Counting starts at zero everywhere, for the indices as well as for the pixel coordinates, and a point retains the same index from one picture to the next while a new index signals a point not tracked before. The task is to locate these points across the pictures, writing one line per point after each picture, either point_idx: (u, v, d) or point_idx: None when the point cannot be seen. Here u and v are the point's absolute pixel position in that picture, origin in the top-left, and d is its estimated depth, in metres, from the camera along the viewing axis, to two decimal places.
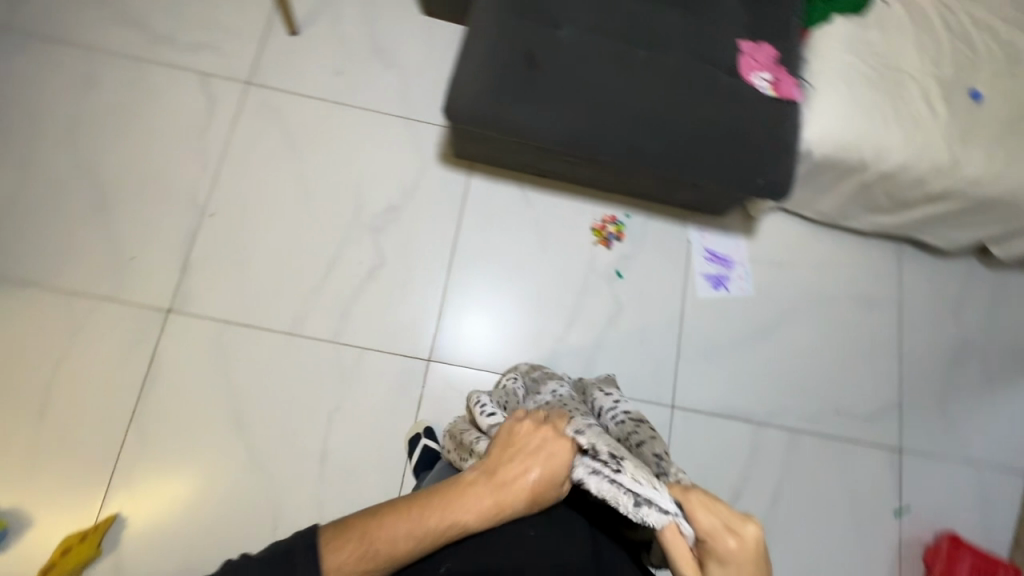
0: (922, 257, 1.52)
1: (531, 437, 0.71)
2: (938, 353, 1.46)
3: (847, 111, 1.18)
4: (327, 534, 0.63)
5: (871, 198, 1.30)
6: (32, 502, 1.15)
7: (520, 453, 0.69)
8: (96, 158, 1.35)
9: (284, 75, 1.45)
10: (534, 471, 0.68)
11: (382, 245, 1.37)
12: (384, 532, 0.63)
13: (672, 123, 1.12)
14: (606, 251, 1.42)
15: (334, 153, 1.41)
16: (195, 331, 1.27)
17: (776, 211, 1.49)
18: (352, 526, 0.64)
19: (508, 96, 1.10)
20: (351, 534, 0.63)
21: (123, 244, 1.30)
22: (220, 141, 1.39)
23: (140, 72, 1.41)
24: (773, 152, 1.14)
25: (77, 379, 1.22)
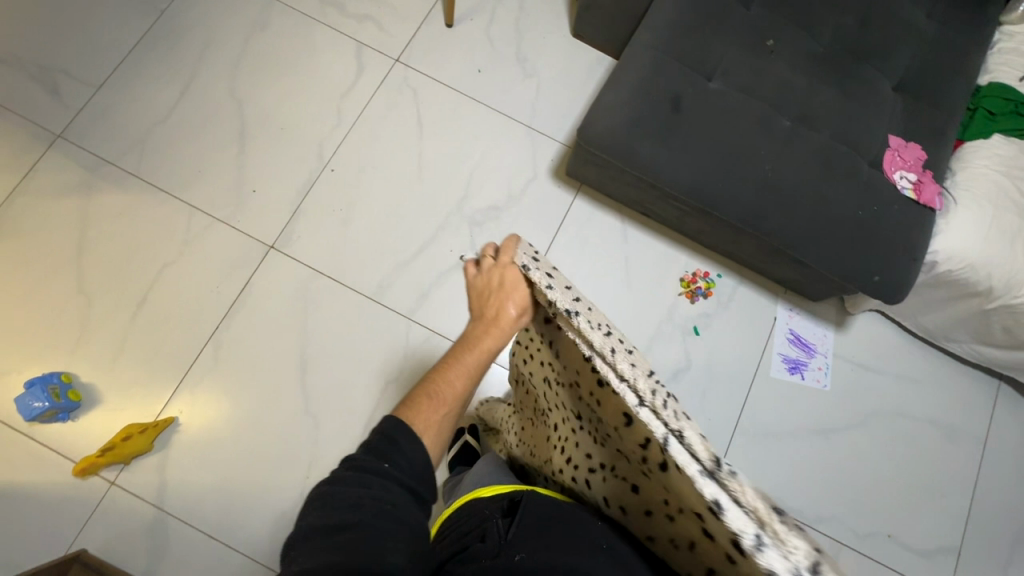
0: (1020, 402, 1.42)
1: (493, 276, 0.64)
2: (1014, 508, 1.35)
3: (987, 232, 1.13)
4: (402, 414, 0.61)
5: (985, 326, 1.23)
6: (108, 384, 1.24)
7: (493, 290, 0.64)
8: (248, 94, 1.47)
9: (430, 60, 1.53)
10: (513, 301, 0.63)
11: (477, 239, 1.40)
12: (446, 389, 0.64)
13: (800, 198, 1.10)
14: (690, 304, 1.41)
15: (455, 143, 1.47)
16: (288, 271, 1.34)
17: (873, 312, 1.43)
18: (414, 400, 0.62)
19: (644, 131, 1.11)
20: (416, 404, 0.62)
21: (249, 176, 1.40)
22: (358, 106, 1.48)
23: (307, 28, 1.53)
24: (897, 253, 1.10)
25: (177, 285, 1.31)
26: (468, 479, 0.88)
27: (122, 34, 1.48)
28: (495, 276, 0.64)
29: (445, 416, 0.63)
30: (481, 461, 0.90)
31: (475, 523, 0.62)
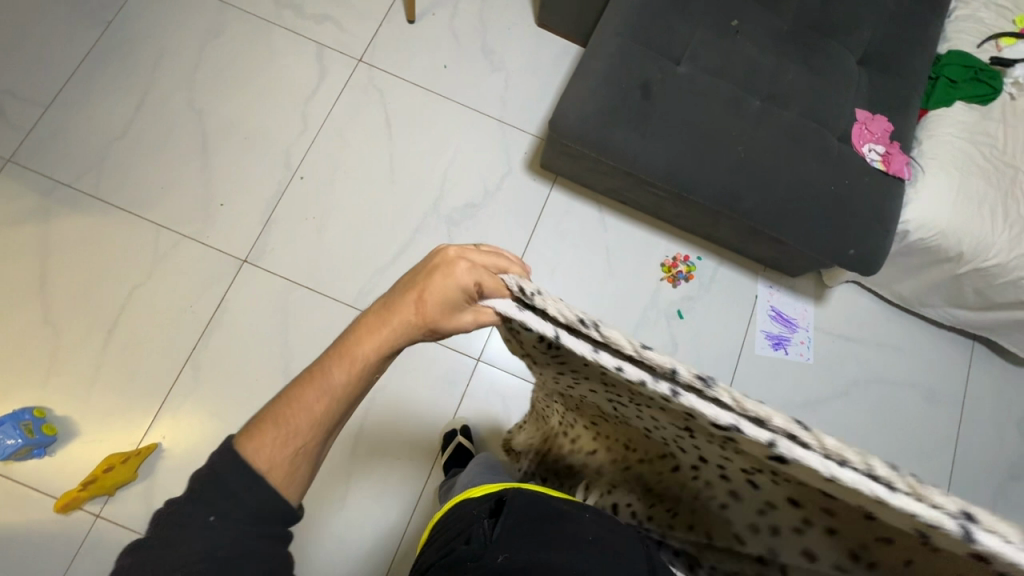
0: (994, 360, 1.46)
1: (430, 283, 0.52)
2: (994, 462, 1.40)
3: (955, 198, 1.15)
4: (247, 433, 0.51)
5: (957, 290, 1.26)
6: (84, 415, 1.20)
7: (421, 302, 0.52)
8: (207, 104, 1.42)
9: (394, 59, 1.49)
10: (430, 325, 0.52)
11: (455, 239, 1.39)
12: (302, 409, 0.52)
13: (773, 178, 1.11)
14: (672, 288, 1.41)
15: (427, 141, 1.45)
16: (263, 285, 1.31)
17: (851, 283, 1.46)
18: (264, 418, 0.52)
19: (616, 120, 1.11)
20: (268, 424, 0.52)
21: (215, 189, 1.36)
22: (323, 110, 1.44)
23: (264, 32, 1.48)
24: (870, 226, 1.11)
25: (148, 308, 1.27)
26: (460, 482, 0.88)
27: (68, 48, 1.41)
28: (433, 285, 0.51)
29: (299, 449, 0.51)
30: (478, 457, 0.89)
31: (461, 525, 0.59)
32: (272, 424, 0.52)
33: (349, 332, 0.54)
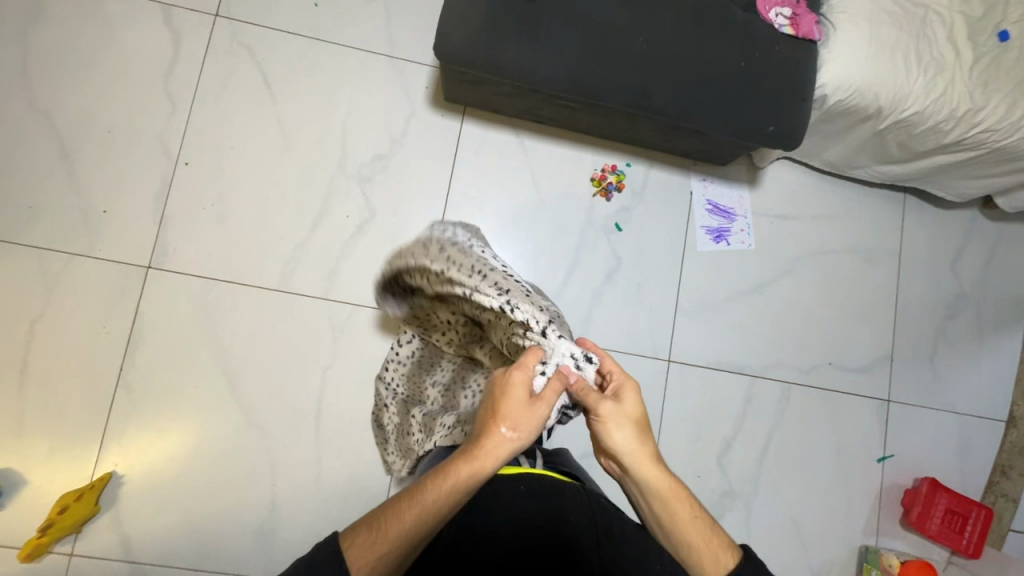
0: (925, 208, 1.49)
1: (518, 387, 0.64)
2: (932, 305, 1.46)
3: (867, 52, 1.10)
4: (359, 536, 0.58)
5: (882, 146, 1.24)
6: (23, 464, 1.13)
7: (495, 399, 0.64)
8: (52, 100, 1.24)
9: (255, 6, 1.31)
10: (529, 404, 0.63)
11: (371, 197, 1.29)
12: (396, 525, 0.59)
13: (679, 66, 1.04)
14: (605, 203, 1.37)
15: (315, 97, 1.31)
16: (177, 288, 1.22)
17: (782, 160, 1.43)
18: (361, 530, 0.59)
19: (502, 32, 1.00)
20: (378, 532, 0.59)
21: (93, 196, 1.22)
22: (190, 81, 1.28)
23: (95, 2, 1.27)
24: (786, 98, 1.06)
25: (57, 339, 1.17)
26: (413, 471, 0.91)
27: None
28: (523, 395, 0.64)
29: (387, 556, 0.58)
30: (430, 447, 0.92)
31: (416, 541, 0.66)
32: (382, 532, 0.58)
33: (457, 454, 0.62)
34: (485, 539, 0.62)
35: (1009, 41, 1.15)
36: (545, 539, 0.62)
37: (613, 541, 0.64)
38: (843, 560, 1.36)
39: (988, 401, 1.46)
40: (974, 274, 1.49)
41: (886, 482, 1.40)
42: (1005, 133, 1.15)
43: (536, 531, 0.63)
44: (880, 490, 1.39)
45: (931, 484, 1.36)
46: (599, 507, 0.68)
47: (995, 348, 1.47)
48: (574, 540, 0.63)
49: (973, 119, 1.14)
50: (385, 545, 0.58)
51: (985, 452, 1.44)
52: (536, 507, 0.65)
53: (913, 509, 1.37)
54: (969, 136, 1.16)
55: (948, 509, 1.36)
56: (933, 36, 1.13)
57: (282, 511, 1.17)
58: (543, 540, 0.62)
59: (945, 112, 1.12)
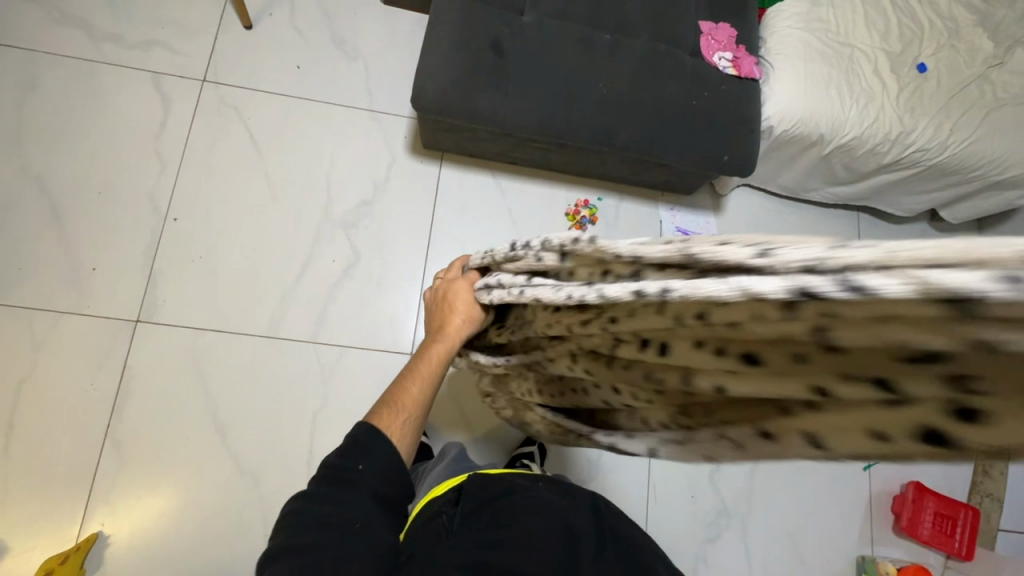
0: (878, 224, 1.60)
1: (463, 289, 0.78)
2: None
3: (805, 86, 1.22)
4: (379, 415, 0.69)
5: (830, 169, 1.35)
6: (5, 529, 1.10)
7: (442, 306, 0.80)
8: (45, 165, 1.28)
9: (240, 71, 1.40)
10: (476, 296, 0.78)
11: (357, 242, 1.35)
12: (406, 396, 0.71)
13: (638, 105, 1.14)
14: (581, 235, 1.44)
15: (299, 152, 1.38)
16: (167, 339, 1.23)
17: (742, 187, 1.54)
18: (379, 409, 0.70)
19: (475, 83, 1.09)
20: (392, 409, 0.70)
21: (83, 254, 1.25)
22: (179, 141, 1.34)
23: (88, 73, 1.35)
24: (736, 129, 1.17)
25: (44, 396, 1.17)
26: (427, 481, 1.00)
27: None
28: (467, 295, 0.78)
29: (408, 419, 0.70)
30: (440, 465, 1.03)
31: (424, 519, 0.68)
32: (397, 407, 0.70)
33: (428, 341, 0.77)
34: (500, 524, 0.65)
35: (928, 72, 1.29)
36: (557, 530, 0.65)
37: (613, 541, 0.68)
38: (842, 572, 1.36)
39: None
40: None
41: (875, 489, 1.43)
42: (936, 151, 1.26)
43: (550, 521, 0.66)
44: (869, 498, 1.42)
45: (918, 487, 1.39)
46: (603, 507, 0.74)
47: None
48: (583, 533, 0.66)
49: (906, 140, 1.25)
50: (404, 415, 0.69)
51: None
52: (546, 497, 0.70)
53: (903, 514, 1.39)
54: (905, 155, 1.27)
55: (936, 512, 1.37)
56: (860, 70, 1.26)
57: None
58: (547, 525, 0.65)
59: (880, 135, 1.24)
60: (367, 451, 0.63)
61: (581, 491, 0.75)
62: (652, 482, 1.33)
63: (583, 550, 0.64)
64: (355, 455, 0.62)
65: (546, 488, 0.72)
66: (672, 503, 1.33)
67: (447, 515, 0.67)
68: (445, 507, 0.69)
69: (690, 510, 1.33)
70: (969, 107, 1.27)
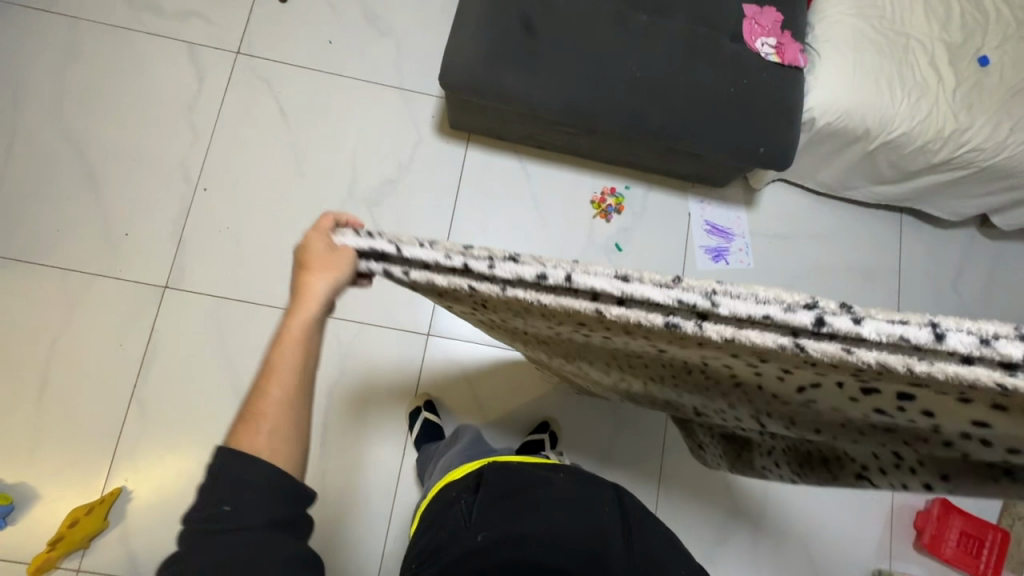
0: (922, 227, 1.51)
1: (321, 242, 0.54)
2: None
3: (852, 77, 1.15)
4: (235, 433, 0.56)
5: (874, 166, 1.27)
6: (37, 478, 1.16)
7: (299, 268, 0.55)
8: (84, 131, 1.32)
9: (272, 44, 1.41)
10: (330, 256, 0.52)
11: (379, 219, 1.35)
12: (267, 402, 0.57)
13: (671, 90, 1.10)
14: (605, 224, 1.41)
15: (327, 126, 1.38)
16: (192, 306, 1.26)
17: (777, 182, 1.48)
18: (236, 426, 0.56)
19: (503, 62, 1.07)
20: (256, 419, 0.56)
21: (116, 220, 1.28)
22: (211, 112, 1.36)
23: (128, 42, 1.37)
24: (776, 119, 1.11)
25: (76, 354, 1.22)
26: (437, 464, 1.02)
27: None
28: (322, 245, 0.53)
29: (272, 432, 0.56)
30: (453, 447, 1.05)
31: (445, 505, 0.70)
32: (257, 420, 0.56)
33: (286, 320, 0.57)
34: (522, 518, 0.62)
35: (990, 65, 1.20)
36: (585, 528, 0.62)
37: (639, 539, 0.64)
38: None
39: None
40: (977, 292, 1.49)
41: (897, 503, 1.38)
42: (992, 150, 1.18)
43: (577, 518, 0.63)
44: (891, 513, 1.37)
45: (944, 504, 1.34)
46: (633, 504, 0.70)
47: None
48: (609, 532, 0.63)
49: (959, 138, 1.17)
50: (266, 426, 0.55)
51: None
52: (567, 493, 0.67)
53: (926, 531, 1.34)
54: (958, 155, 1.19)
55: (962, 532, 1.33)
56: (915, 62, 1.18)
57: None
58: (574, 522, 0.62)
59: (931, 132, 1.16)
60: (234, 486, 0.51)
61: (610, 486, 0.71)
62: (663, 479, 1.31)
63: (611, 550, 0.61)
64: (223, 493, 0.50)
65: (569, 478, 0.70)
66: (685, 501, 1.31)
67: (465, 501, 0.68)
68: (466, 492, 0.70)
69: (701, 510, 1.31)
70: None
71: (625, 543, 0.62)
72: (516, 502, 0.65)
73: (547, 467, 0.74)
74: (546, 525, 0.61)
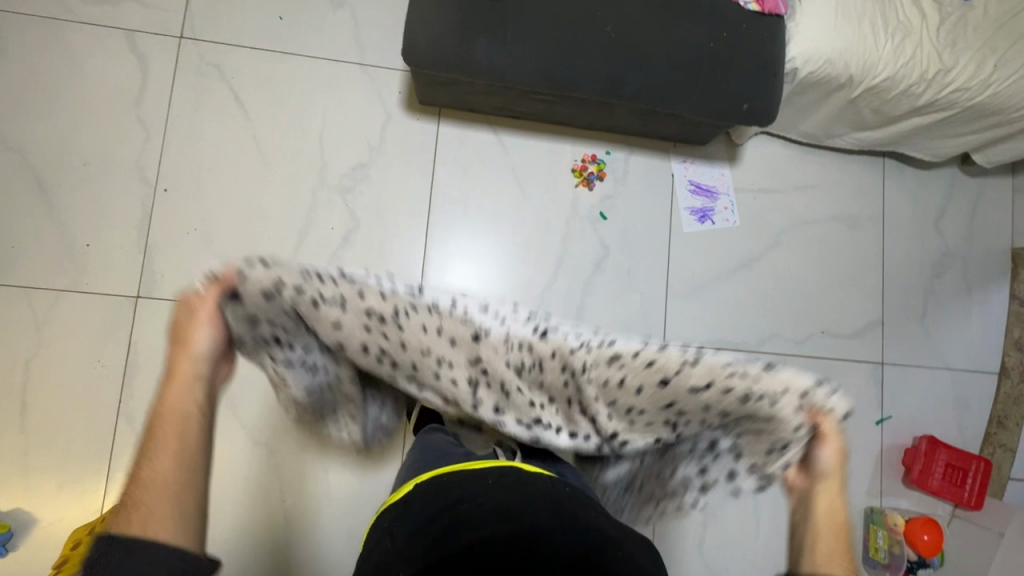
0: (905, 170, 1.50)
1: None
2: (920, 264, 1.48)
3: (833, 21, 1.10)
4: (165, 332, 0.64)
5: (857, 113, 1.25)
6: (33, 503, 1.14)
7: None
8: (23, 136, 1.22)
9: (218, 25, 1.30)
10: None
11: (355, 206, 1.29)
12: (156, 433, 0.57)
13: (649, 51, 1.04)
14: (589, 192, 1.37)
15: (288, 111, 1.30)
16: (169, 314, 1.21)
17: (759, 135, 1.44)
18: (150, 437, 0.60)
19: (470, 32, 1.00)
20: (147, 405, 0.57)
21: (74, 229, 1.21)
22: (161, 106, 1.27)
23: (59, 34, 1.26)
24: (758, 74, 1.07)
25: (53, 374, 1.17)
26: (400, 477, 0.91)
27: None
28: None
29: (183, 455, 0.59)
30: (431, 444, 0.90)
31: (378, 537, 0.68)
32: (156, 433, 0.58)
33: None
34: (450, 529, 0.61)
35: None
36: (506, 526, 0.61)
37: (574, 529, 0.62)
38: (849, 522, 1.39)
39: (981, 356, 1.48)
40: (958, 230, 1.50)
41: (886, 443, 1.43)
42: (975, 90, 1.16)
43: (500, 519, 0.62)
44: (880, 452, 1.42)
45: (931, 441, 1.39)
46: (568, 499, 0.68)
47: (983, 302, 1.49)
48: (530, 523, 0.62)
49: (943, 79, 1.15)
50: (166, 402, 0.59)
51: (980, 405, 1.47)
52: (494, 501, 0.65)
53: (914, 467, 1.39)
54: (942, 96, 1.17)
55: (948, 464, 1.38)
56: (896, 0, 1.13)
57: (297, 525, 1.20)
58: (500, 526, 0.61)
59: (915, 75, 1.13)
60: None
61: (537, 478, 0.71)
62: None
63: (541, 543, 0.59)
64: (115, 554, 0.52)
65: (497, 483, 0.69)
66: None
67: (391, 533, 0.66)
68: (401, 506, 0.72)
69: None
70: (1016, 39, 1.15)
71: (557, 528, 0.62)
72: (442, 521, 0.63)
73: (483, 471, 0.72)
74: (463, 538, 0.59)
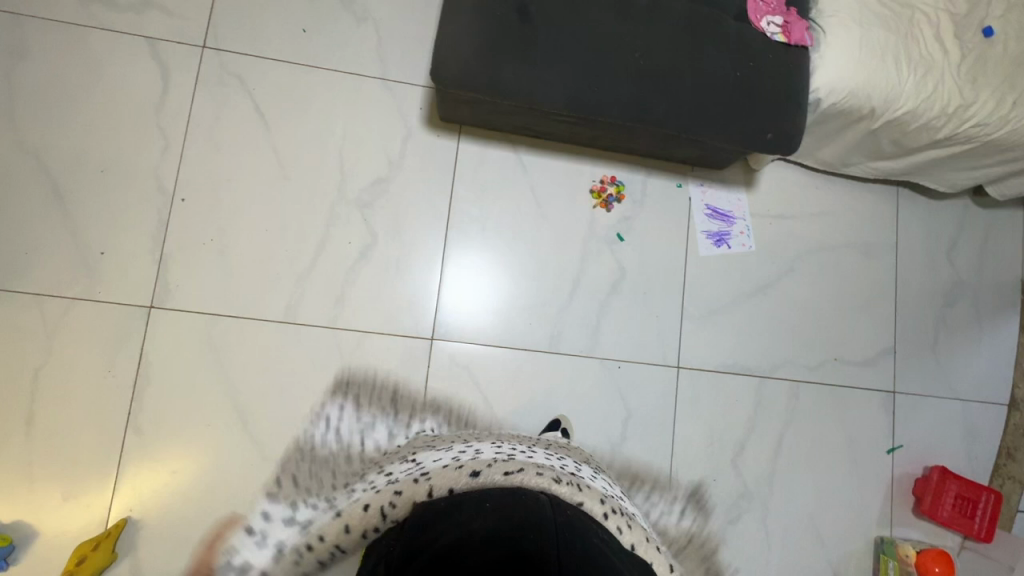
0: (919, 200, 1.51)
1: None
2: (932, 294, 1.49)
3: (857, 54, 1.11)
4: None
5: (876, 144, 1.26)
6: (36, 516, 1.11)
7: None
8: (40, 142, 1.21)
9: (241, 36, 1.30)
10: None
11: (373, 222, 1.28)
12: None
13: (675, 78, 1.05)
14: (606, 213, 1.37)
15: (308, 125, 1.29)
16: (181, 326, 1.20)
17: (776, 162, 1.45)
18: None
19: (499, 54, 1.00)
20: None
21: (89, 237, 1.20)
22: (181, 115, 1.26)
23: (80, 40, 1.25)
24: (782, 103, 1.07)
25: (61, 383, 1.15)
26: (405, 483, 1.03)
27: None
28: None
29: None
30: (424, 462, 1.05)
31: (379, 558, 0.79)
32: None
33: None
34: (441, 543, 0.72)
35: (994, 36, 1.17)
36: (492, 536, 0.72)
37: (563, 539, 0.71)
38: (859, 552, 1.38)
39: (991, 387, 1.49)
40: (970, 261, 1.51)
41: (897, 472, 1.42)
42: (994, 126, 1.18)
43: (485, 533, 0.72)
44: (891, 482, 1.41)
45: (942, 471, 1.38)
46: (563, 519, 0.76)
47: (994, 333, 1.50)
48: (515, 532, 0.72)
49: (963, 114, 1.16)
50: None
51: (990, 436, 1.47)
52: (488, 526, 0.74)
53: (925, 498, 1.39)
54: (961, 131, 1.18)
55: (959, 495, 1.38)
56: (920, 35, 1.15)
57: (303, 544, 1.17)
58: (491, 546, 0.70)
59: (936, 109, 1.14)
60: None
61: (526, 499, 0.81)
62: (674, 467, 1.32)
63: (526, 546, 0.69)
64: None
65: (488, 505, 0.79)
66: (694, 488, 1.33)
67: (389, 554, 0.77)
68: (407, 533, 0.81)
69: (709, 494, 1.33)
70: None
71: (547, 539, 0.70)
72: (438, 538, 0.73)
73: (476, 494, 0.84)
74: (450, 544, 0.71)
